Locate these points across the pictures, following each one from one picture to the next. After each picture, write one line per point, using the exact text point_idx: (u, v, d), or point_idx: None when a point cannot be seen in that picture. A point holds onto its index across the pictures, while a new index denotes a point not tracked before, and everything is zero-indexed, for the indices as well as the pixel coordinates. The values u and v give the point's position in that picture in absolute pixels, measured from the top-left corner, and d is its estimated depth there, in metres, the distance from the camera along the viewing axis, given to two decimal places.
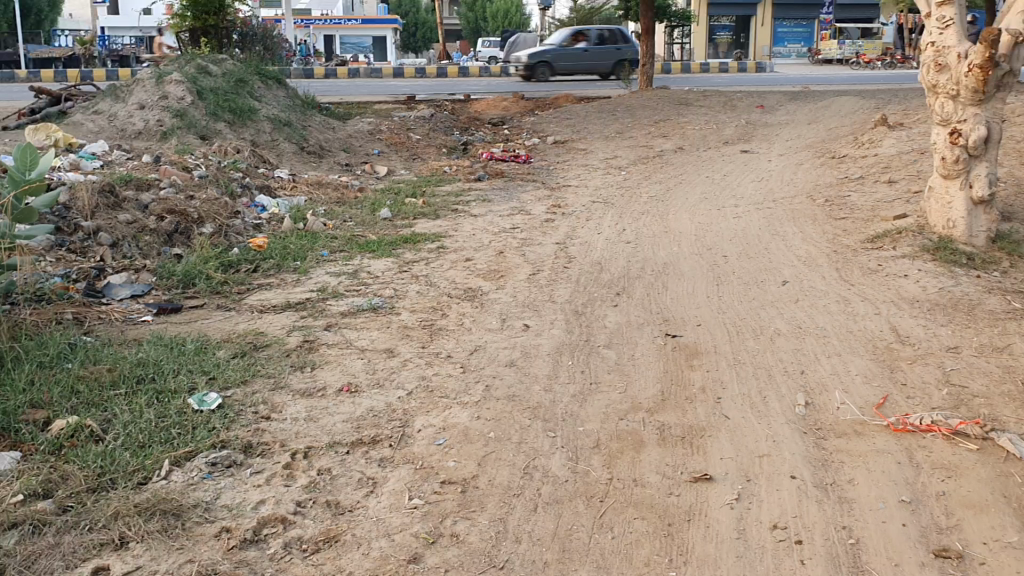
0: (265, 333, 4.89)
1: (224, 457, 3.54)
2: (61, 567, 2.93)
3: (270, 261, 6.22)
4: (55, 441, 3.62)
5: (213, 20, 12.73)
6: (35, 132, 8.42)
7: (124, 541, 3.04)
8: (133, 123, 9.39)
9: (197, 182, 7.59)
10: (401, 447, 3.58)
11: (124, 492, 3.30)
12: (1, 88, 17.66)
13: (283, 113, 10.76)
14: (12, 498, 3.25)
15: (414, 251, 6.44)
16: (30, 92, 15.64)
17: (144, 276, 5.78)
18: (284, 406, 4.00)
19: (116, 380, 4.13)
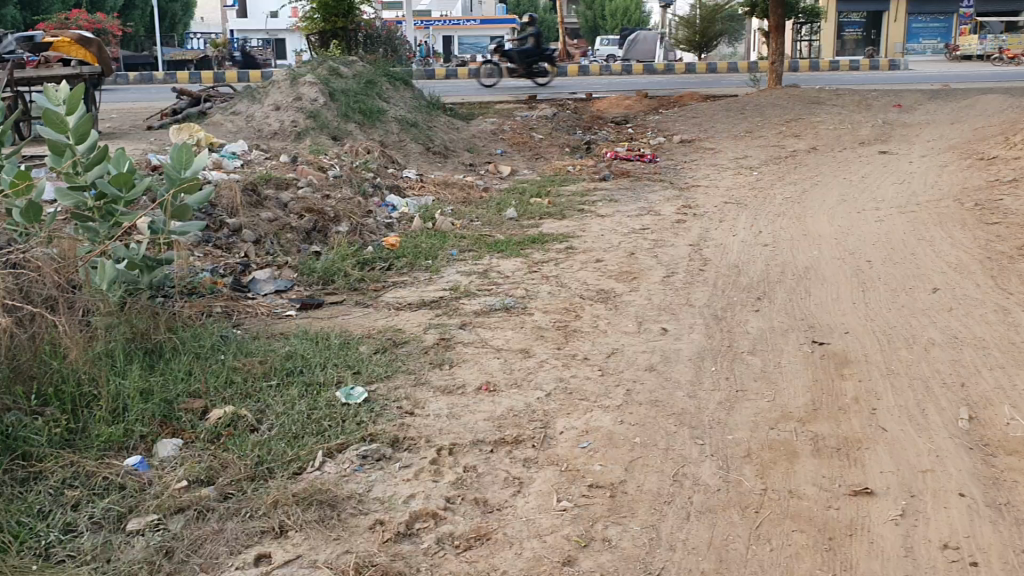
0: (402, 330, 4.97)
1: (374, 451, 3.62)
2: (226, 552, 3.04)
3: (403, 260, 6.34)
4: (213, 430, 3.77)
5: (342, 22, 13.09)
6: (178, 133, 8.76)
7: (284, 530, 3.15)
8: (269, 123, 9.71)
9: (331, 181, 7.80)
10: (544, 447, 3.59)
11: (281, 482, 3.42)
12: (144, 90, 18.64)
13: (410, 113, 10.97)
14: (177, 484, 3.40)
15: (543, 251, 6.45)
16: (172, 94, 16.43)
17: (285, 273, 5.97)
18: (426, 402, 4.06)
19: (268, 372, 4.28)
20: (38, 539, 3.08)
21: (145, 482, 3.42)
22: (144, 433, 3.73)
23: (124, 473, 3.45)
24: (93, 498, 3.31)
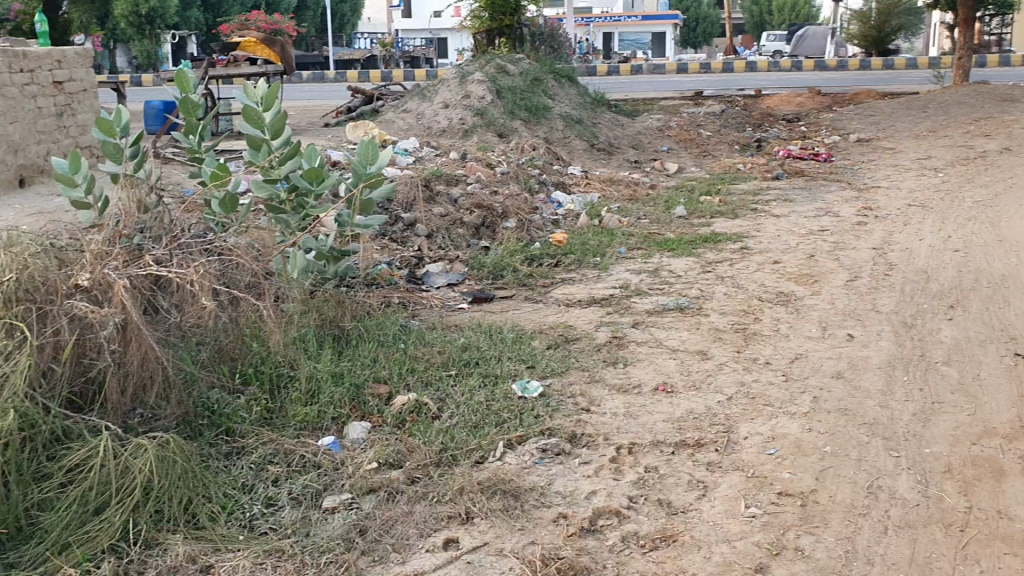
0: (574, 326, 4.98)
1: (554, 445, 3.65)
2: (416, 534, 3.14)
3: (572, 256, 6.36)
4: (398, 415, 3.88)
5: (509, 20, 13.27)
6: (354, 130, 9.09)
7: (471, 516, 3.22)
8: (438, 121, 9.92)
9: (500, 178, 7.91)
10: (728, 452, 3.54)
11: (466, 469, 3.50)
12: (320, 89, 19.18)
13: (575, 110, 11.00)
14: (368, 465, 3.53)
15: (716, 251, 6.34)
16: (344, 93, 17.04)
17: (457, 266, 6.10)
18: (602, 399, 4.05)
19: (447, 362, 4.36)
20: (243, 511, 3.26)
21: (339, 461, 3.56)
22: (336, 415, 3.89)
23: (320, 452, 3.61)
24: (292, 474, 3.48)
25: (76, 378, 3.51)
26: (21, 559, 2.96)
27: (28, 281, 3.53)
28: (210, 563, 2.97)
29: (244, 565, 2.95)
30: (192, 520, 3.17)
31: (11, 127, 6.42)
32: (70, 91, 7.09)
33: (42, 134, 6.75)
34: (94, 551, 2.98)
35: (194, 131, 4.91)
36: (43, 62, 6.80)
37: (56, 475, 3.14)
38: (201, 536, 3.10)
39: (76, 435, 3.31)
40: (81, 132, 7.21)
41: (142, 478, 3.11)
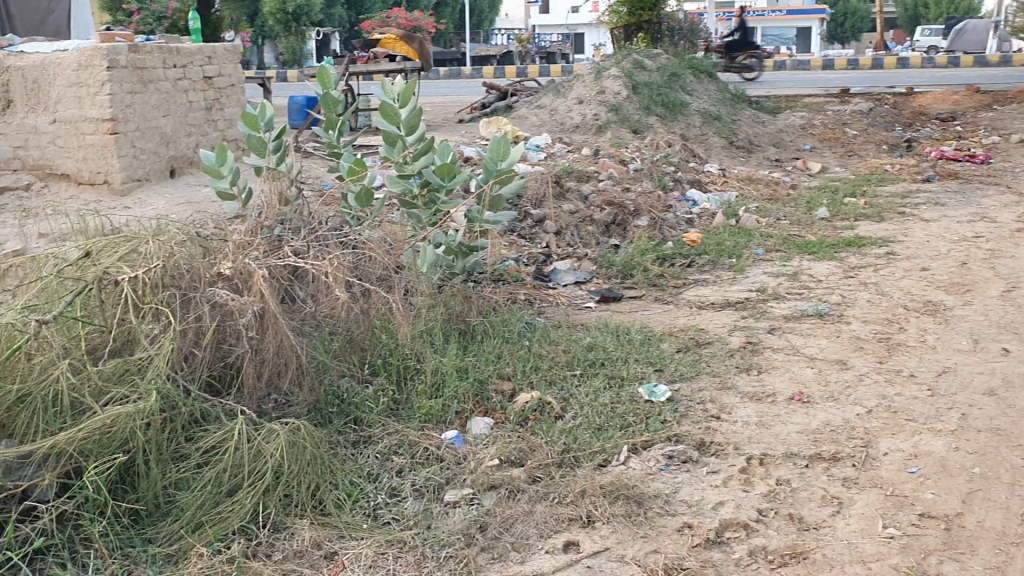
0: (705, 329, 4.84)
1: (681, 452, 3.55)
2: (536, 535, 3.10)
3: (706, 257, 6.19)
4: (521, 413, 3.85)
5: (648, 15, 13.06)
6: (487, 126, 9.15)
7: (591, 520, 3.16)
8: (572, 117, 9.85)
9: (633, 175, 7.79)
10: (866, 468, 3.37)
11: (588, 472, 3.44)
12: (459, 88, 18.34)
13: (713, 106, 10.75)
14: (490, 461, 3.51)
15: (860, 255, 6.06)
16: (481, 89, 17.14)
17: (585, 265, 6.03)
18: (733, 407, 3.91)
19: (571, 361, 4.29)
20: (368, 500, 3.31)
21: (461, 456, 3.56)
22: (459, 409, 3.90)
23: (443, 446, 3.62)
24: (415, 466, 3.50)
25: (215, 362, 3.64)
26: (157, 535, 3.07)
27: (173, 269, 3.70)
28: (335, 550, 3.02)
29: (367, 553, 2.99)
30: (318, 506, 3.24)
31: (164, 120, 6.75)
32: (219, 85, 7.37)
33: (192, 128, 7.07)
34: (226, 531, 3.06)
35: (334, 127, 5.01)
36: (195, 58, 7.10)
37: (193, 456, 3.27)
38: (327, 523, 3.15)
39: (213, 418, 3.44)
40: (228, 126, 7.50)
41: (273, 463, 3.20)
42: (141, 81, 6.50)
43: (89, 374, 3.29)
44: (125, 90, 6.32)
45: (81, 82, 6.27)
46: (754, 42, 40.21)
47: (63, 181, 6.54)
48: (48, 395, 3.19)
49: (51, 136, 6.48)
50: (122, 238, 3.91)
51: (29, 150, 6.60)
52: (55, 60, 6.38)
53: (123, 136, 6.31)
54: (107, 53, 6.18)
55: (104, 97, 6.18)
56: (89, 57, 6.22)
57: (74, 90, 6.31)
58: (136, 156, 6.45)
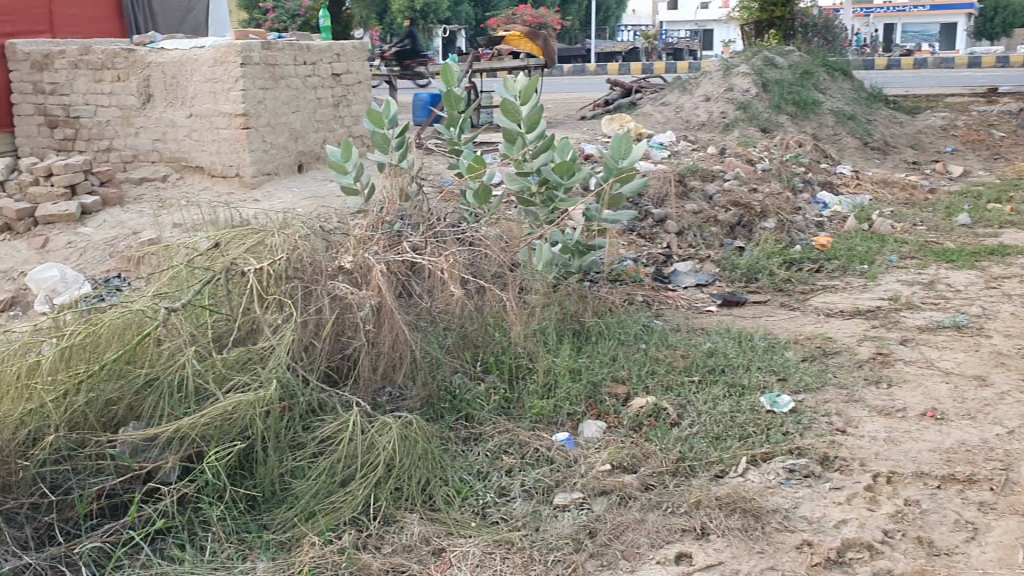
0: (833, 338, 4.63)
1: (803, 466, 3.39)
2: (647, 544, 3.01)
3: (836, 262, 5.94)
4: (635, 418, 3.76)
5: (781, 10, 12.64)
6: (610, 123, 9.06)
7: (706, 532, 3.06)
8: (698, 114, 9.62)
9: (760, 175, 7.54)
10: (1005, 493, 3.17)
11: (704, 482, 3.33)
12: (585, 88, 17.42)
13: (847, 106, 10.34)
14: (601, 466, 3.44)
15: (1004, 265, 5.71)
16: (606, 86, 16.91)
17: (708, 266, 5.86)
18: (861, 421, 3.72)
19: (689, 366, 4.17)
20: (477, 498, 3.29)
21: (572, 459, 3.50)
22: (572, 411, 3.84)
23: (554, 448, 3.57)
24: (526, 467, 3.46)
25: (334, 354, 3.70)
26: (272, 521, 3.14)
27: (297, 261, 3.78)
28: (443, 547, 3.01)
29: (474, 552, 2.97)
30: (428, 501, 3.24)
31: (294, 116, 6.96)
32: (347, 82, 7.54)
33: (320, 124, 7.27)
34: (337, 522, 3.10)
35: (456, 124, 5.01)
36: (324, 55, 7.27)
37: (310, 446, 3.32)
38: (436, 518, 3.15)
39: (330, 408, 3.48)
40: (354, 122, 7.67)
41: (385, 456, 3.22)
42: (273, 77, 6.71)
43: (213, 360, 3.39)
44: (258, 86, 6.53)
45: (217, 78, 6.49)
46: (895, 37, 38.56)
47: (198, 173, 6.80)
48: (175, 379, 3.30)
49: (188, 130, 6.73)
50: (249, 229, 4.03)
51: (167, 143, 6.85)
52: (194, 56, 6.59)
53: (255, 131, 6.53)
54: (241, 51, 6.37)
55: (238, 92, 6.39)
56: (225, 53, 6.43)
57: (210, 86, 6.54)
58: (266, 150, 6.67)
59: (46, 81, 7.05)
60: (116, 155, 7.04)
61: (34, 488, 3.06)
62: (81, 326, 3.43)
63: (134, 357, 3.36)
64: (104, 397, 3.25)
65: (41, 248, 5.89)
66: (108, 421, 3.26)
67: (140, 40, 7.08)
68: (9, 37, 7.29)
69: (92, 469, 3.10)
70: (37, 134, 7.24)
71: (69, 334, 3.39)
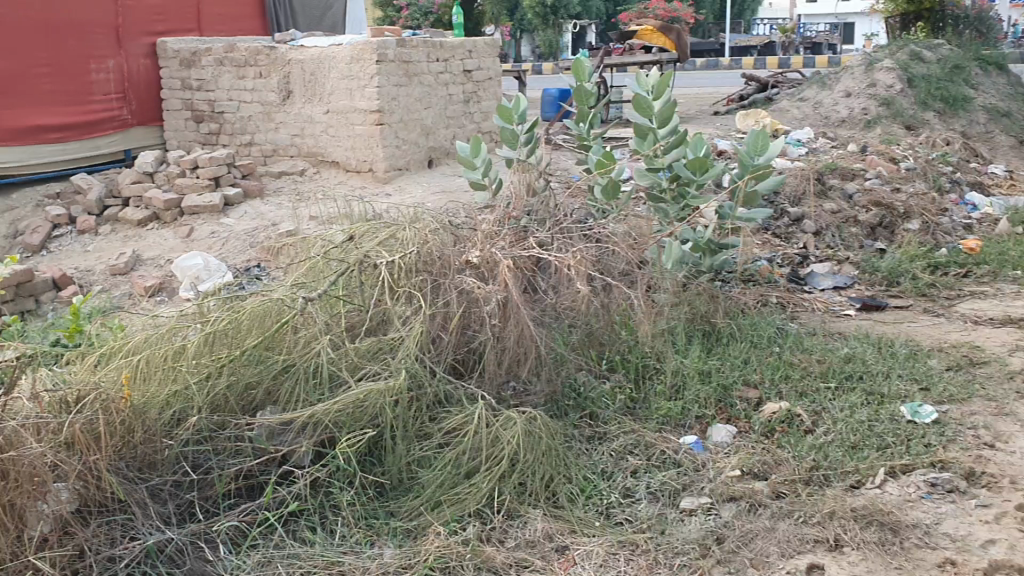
0: (983, 347, 4.38)
1: (946, 481, 3.21)
2: (777, 553, 2.91)
3: (986, 267, 5.61)
4: (767, 424, 3.65)
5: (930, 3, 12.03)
6: (744, 119, 8.84)
7: (840, 544, 2.93)
8: (837, 111, 9.28)
9: (904, 174, 7.20)
10: None
11: (838, 493, 3.19)
12: (719, 82, 17.04)
13: (1001, 102, 9.77)
14: (731, 471, 3.36)
15: None
16: (741, 81, 16.49)
17: (846, 269, 5.64)
18: (1012, 437, 3.50)
19: (825, 372, 4.01)
20: (601, 497, 3.25)
21: (700, 463, 3.43)
22: (700, 414, 3.76)
23: (682, 450, 3.50)
24: (651, 468, 3.40)
25: (460, 347, 3.73)
26: (399, 509, 3.19)
27: (426, 254, 3.83)
28: (566, 544, 2.99)
29: (599, 552, 2.93)
30: (552, 497, 3.23)
31: (425, 113, 7.08)
32: (478, 78, 7.60)
33: (450, 120, 7.37)
34: (462, 513, 3.12)
35: (585, 119, 4.98)
36: (457, 51, 7.35)
37: (436, 436, 3.36)
38: (559, 515, 3.14)
39: (456, 401, 3.51)
40: (484, 118, 7.73)
41: (509, 450, 3.22)
42: (406, 74, 6.82)
43: (346, 350, 3.49)
44: (392, 83, 6.66)
45: (353, 75, 6.66)
46: None
47: (333, 168, 7.00)
48: (310, 366, 3.42)
49: (325, 125, 6.92)
50: (382, 223, 4.12)
51: (305, 138, 7.06)
52: (332, 53, 6.76)
53: (388, 127, 6.67)
54: (376, 48, 6.50)
55: (372, 89, 6.53)
56: (362, 51, 6.58)
57: (346, 82, 6.71)
58: (399, 145, 6.81)
59: (193, 78, 7.40)
60: (256, 149, 7.31)
61: (177, 466, 3.16)
62: (225, 313, 3.60)
63: (273, 344, 3.52)
64: (244, 381, 3.40)
65: (186, 237, 6.19)
66: (247, 404, 3.41)
67: (282, 38, 7.32)
68: (161, 34, 7.64)
69: (230, 450, 3.22)
70: (184, 129, 7.59)
71: (214, 320, 3.57)
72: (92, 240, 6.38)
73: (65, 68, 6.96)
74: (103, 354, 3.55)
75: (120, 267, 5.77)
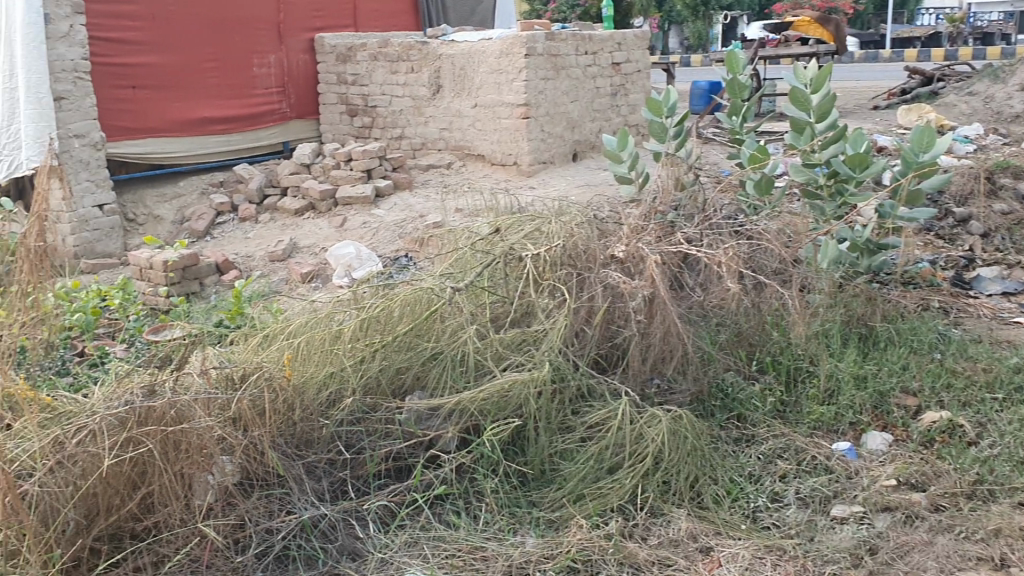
0: None
1: None
2: (936, 568, 2.78)
3: None
4: (926, 433, 3.49)
5: None
6: (907, 114, 8.45)
7: (1005, 563, 2.78)
8: (1010, 105, 8.73)
9: None
10: None
11: (1005, 509, 3.02)
12: (880, 75, 16.31)
13: None
14: (886, 480, 3.22)
15: None
16: (904, 73, 15.77)
17: (1017, 274, 5.32)
18: None
19: (993, 382, 3.79)
20: (747, 501, 3.19)
21: (853, 471, 3.30)
22: (854, 420, 3.63)
23: (834, 457, 3.39)
24: (801, 474, 3.31)
25: (604, 342, 3.70)
26: (542, 500, 3.21)
27: (572, 248, 3.83)
28: (710, 545, 2.94)
29: (744, 555, 2.87)
30: (696, 497, 3.19)
31: (572, 106, 7.09)
32: (627, 71, 7.55)
33: (597, 112, 7.35)
34: (605, 508, 3.11)
35: (738, 112, 4.85)
36: (606, 44, 7.33)
37: (578, 430, 3.36)
38: (704, 517, 3.10)
39: (599, 395, 3.50)
40: (632, 111, 7.68)
41: (654, 447, 3.19)
42: (555, 68, 6.85)
43: (492, 340, 3.53)
44: (539, 76, 6.70)
45: (501, 69, 6.74)
46: None
47: (479, 161, 7.10)
48: (457, 354, 3.49)
49: (473, 119, 7.04)
50: (527, 216, 4.16)
51: (453, 132, 7.20)
52: (482, 47, 6.86)
53: (534, 120, 6.72)
54: (526, 41, 6.56)
55: (521, 83, 6.60)
56: (511, 45, 6.65)
57: (494, 77, 6.80)
58: (544, 139, 6.86)
59: (349, 72, 7.65)
60: (406, 142, 7.51)
61: (331, 445, 3.28)
62: (379, 300, 3.72)
63: (423, 331, 3.61)
64: (395, 366, 3.52)
65: (339, 227, 6.43)
66: (397, 388, 3.52)
67: (434, 33, 7.48)
68: (319, 30, 7.94)
69: (381, 432, 3.32)
70: (338, 122, 7.87)
71: (369, 306, 3.69)
72: (251, 227, 6.71)
73: (230, 63, 7.32)
74: (265, 336, 3.74)
75: (278, 254, 6.05)
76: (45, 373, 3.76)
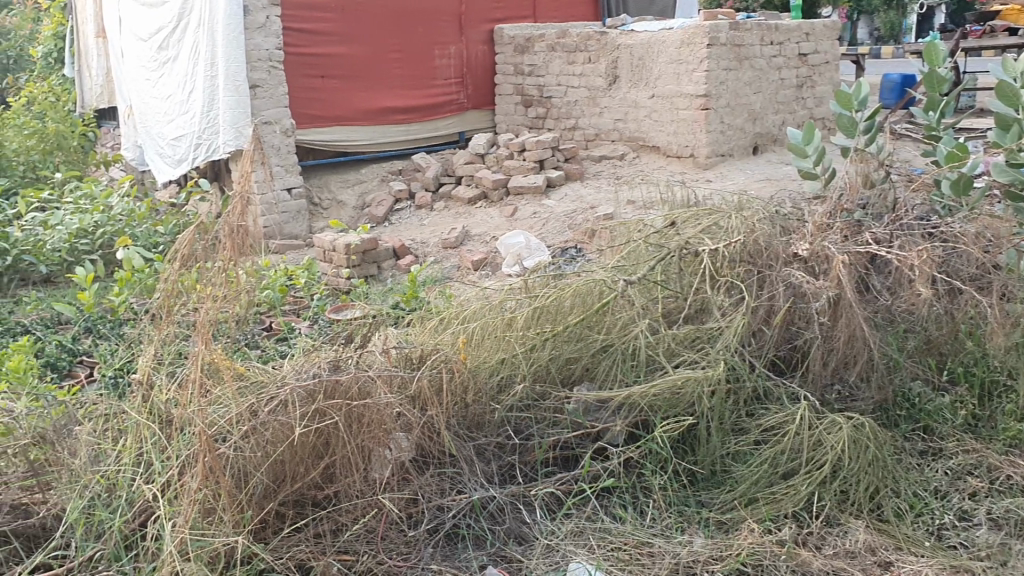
0: None
1: None
2: None
3: None
4: None
5: None
6: None
7: None
8: None
9: None
10: None
11: None
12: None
13: None
14: None
15: None
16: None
17: None
18: None
19: None
20: (932, 517, 3.04)
21: None
22: None
23: None
24: (993, 494, 3.12)
25: (784, 343, 3.62)
26: (712, 500, 3.16)
27: (752, 245, 3.72)
28: (890, 560, 2.81)
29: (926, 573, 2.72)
30: (876, 509, 3.06)
31: (755, 97, 6.90)
32: (814, 62, 7.29)
33: (781, 105, 7.14)
34: (779, 513, 3.03)
35: (935, 107, 4.55)
36: (793, 34, 7.09)
37: (753, 432, 3.28)
38: (884, 530, 2.97)
39: (776, 398, 3.40)
40: (818, 104, 7.40)
41: (833, 455, 3.07)
42: (738, 58, 6.69)
43: (663, 336, 3.49)
44: (722, 66, 6.56)
45: (682, 59, 6.65)
46: None
47: (654, 153, 7.04)
48: (628, 349, 3.47)
49: (649, 110, 6.97)
50: (705, 210, 4.07)
51: (628, 123, 7.16)
52: (663, 37, 6.80)
53: (715, 111, 6.59)
54: (709, 31, 6.44)
55: (701, 73, 6.49)
56: (693, 35, 6.55)
57: (674, 67, 6.71)
58: (723, 131, 6.71)
59: (526, 63, 7.74)
60: (580, 133, 7.53)
61: (501, 429, 3.34)
62: (551, 289, 3.74)
63: (594, 323, 3.61)
64: (565, 355, 3.55)
65: (510, 216, 6.54)
66: (566, 377, 3.55)
67: (614, 23, 7.47)
68: (499, 21, 8.06)
69: (550, 420, 3.36)
70: (513, 113, 7.98)
71: (541, 296, 3.73)
72: (427, 215, 6.92)
73: (412, 53, 7.55)
74: (441, 320, 3.84)
75: (452, 241, 6.20)
76: (237, 344, 4.00)
